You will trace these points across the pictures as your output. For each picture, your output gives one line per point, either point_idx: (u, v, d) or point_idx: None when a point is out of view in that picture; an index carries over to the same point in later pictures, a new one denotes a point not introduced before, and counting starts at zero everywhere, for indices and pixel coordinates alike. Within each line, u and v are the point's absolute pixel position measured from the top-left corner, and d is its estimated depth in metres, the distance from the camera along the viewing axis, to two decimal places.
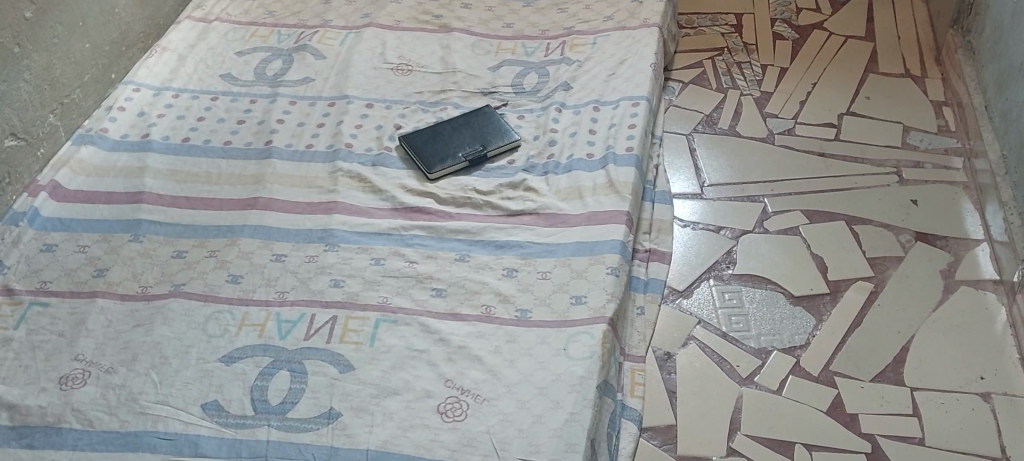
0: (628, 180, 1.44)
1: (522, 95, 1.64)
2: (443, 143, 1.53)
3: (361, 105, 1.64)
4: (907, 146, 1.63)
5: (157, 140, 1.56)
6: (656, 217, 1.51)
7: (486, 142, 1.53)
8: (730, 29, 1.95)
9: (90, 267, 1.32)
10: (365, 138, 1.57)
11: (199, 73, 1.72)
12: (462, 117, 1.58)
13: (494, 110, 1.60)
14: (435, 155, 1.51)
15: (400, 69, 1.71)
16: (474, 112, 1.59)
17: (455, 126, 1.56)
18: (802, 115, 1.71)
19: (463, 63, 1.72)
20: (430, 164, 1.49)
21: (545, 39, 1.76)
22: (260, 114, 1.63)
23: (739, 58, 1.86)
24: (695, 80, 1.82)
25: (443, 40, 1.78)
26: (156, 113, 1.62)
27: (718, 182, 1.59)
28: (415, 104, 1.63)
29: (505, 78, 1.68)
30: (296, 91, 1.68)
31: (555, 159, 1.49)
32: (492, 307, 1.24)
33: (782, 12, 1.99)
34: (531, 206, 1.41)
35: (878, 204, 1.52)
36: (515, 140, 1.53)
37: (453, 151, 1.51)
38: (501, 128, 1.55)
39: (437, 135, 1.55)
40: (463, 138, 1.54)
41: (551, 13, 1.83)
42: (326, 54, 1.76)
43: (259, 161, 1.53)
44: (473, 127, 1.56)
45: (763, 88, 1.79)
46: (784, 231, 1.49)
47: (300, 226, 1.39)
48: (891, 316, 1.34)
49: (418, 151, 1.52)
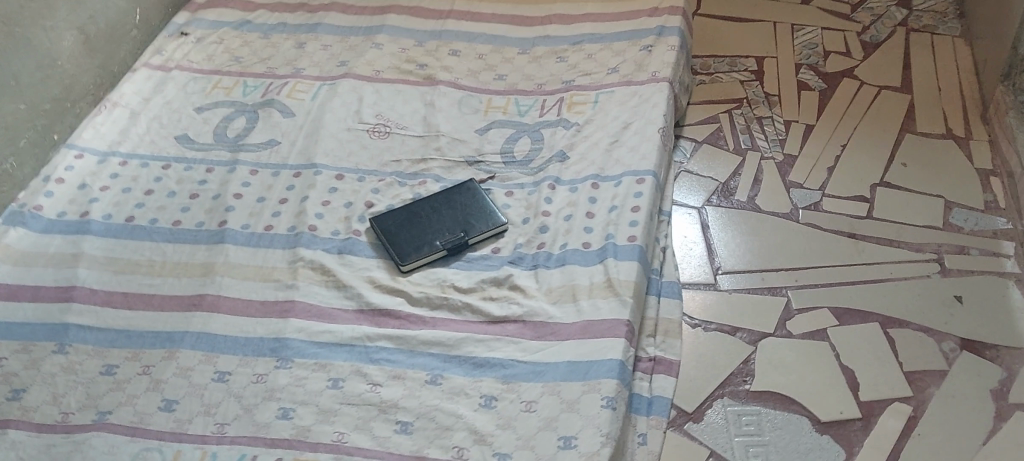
0: (630, 278, 1.24)
1: (512, 167, 1.45)
2: (419, 227, 1.35)
3: (329, 177, 1.45)
4: (950, 226, 1.43)
5: (97, 220, 1.39)
6: (663, 315, 1.31)
7: (467, 226, 1.34)
8: (750, 75, 1.74)
9: (5, 387, 1.16)
10: (330, 219, 1.38)
11: (151, 134, 1.54)
12: (439, 195, 1.40)
13: (478, 185, 1.41)
14: (410, 243, 1.32)
15: (376, 131, 1.52)
16: (454, 189, 1.41)
17: (432, 207, 1.38)
18: (831, 184, 1.51)
19: (447, 125, 1.53)
20: (404, 254, 1.31)
21: (542, 95, 1.57)
22: (215, 186, 1.45)
23: (760, 112, 1.66)
24: (711, 138, 1.62)
25: (427, 95, 1.58)
26: (99, 185, 1.44)
27: (734, 268, 1.39)
28: (390, 176, 1.44)
29: (493, 145, 1.49)
30: (258, 157, 1.49)
31: (546, 250, 1.30)
32: (466, 449, 1.06)
33: (809, 55, 1.78)
34: (517, 310, 1.22)
35: (918, 302, 1.32)
36: (500, 223, 1.34)
37: (430, 237, 1.33)
38: (485, 211, 1.37)
39: (412, 217, 1.36)
40: (442, 221, 1.35)
41: (549, 63, 1.63)
42: (296, 112, 1.58)
43: (210, 246, 1.35)
44: (452, 208, 1.38)
45: (786, 150, 1.58)
46: (810, 334, 1.29)
47: (249, 334, 1.21)
48: (934, 449, 1.14)
49: (391, 238, 1.33)
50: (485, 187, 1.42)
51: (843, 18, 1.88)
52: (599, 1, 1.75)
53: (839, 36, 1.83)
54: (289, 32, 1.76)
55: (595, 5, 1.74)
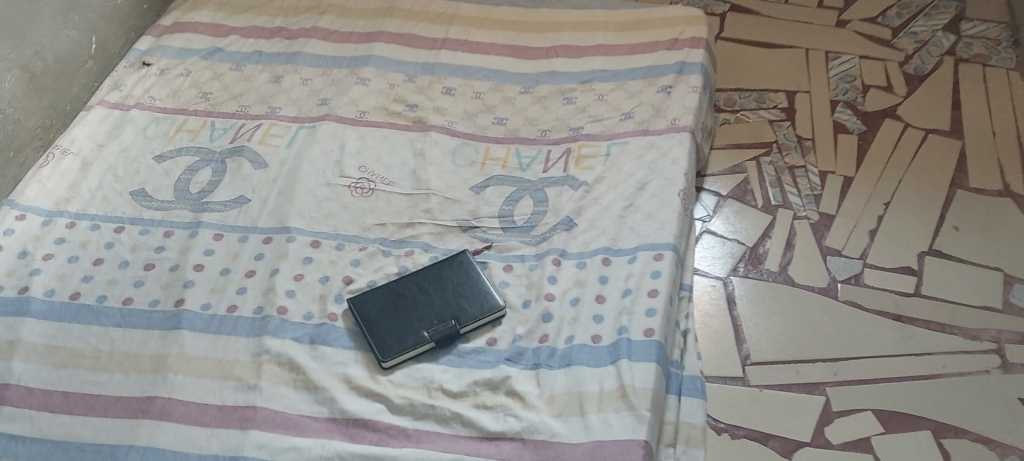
0: (646, 386, 1.06)
1: (511, 234, 1.26)
2: (404, 312, 1.17)
3: (303, 244, 1.27)
4: (1011, 307, 1.25)
5: (37, 297, 1.22)
6: (684, 417, 1.14)
7: (459, 312, 1.16)
8: (780, 114, 1.55)
9: None
10: (302, 298, 1.21)
11: (105, 189, 1.36)
12: (426, 269, 1.21)
13: (471, 257, 1.23)
14: (393, 333, 1.14)
15: (357, 187, 1.34)
16: (442, 262, 1.22)
17: (417, 284, 1.20)
18: (873, 253, 1.33)
19: (439, 180, 1.34)
20: (387, 348, 1.13)
21: (547, 143, 1.40)
22: (174, 256, 1.27)
23: (792, 161, 1.47)
24: (736, 192, 1.44)
25: (417, 143, 1.41)
26: (42, 253, 1.27)
27: (765, 358, 1.22)
28: (372, 244, 1.26)
29: (491, 205, 1.30)
30: (223, 219, 1.32)
31: (549, 344, 1.12)
32: None
33: (846, 90, 1.59)
34: (514, 425, 1.04)
35: (976, 404, 1.15)
36: (496, 308, 1.16)
37: (416, 325, 1.15)
38: (479, 290, 1.18)
39: (394, 299, 1.18)
40: (430, 304, 1.17)
41: (555, 105, 1.46)
42: (269, 161, 1.40)
43: (164, 332, 1.19)
44: (441, 287, 1.19)
45: (822, 207, 1.40)
46: (851, 444, 1.12)
47: (204, 450, 1.05)
48: None
49: (371, 326, 1.15)
50: (480, 259, 1.23)
51: (883, 44, 1.68)
52: (613, 30, 1.57)
53: (880, 66, 1.63)
54: (265, 63, 1.58)
55: (606, 34, 1.57)
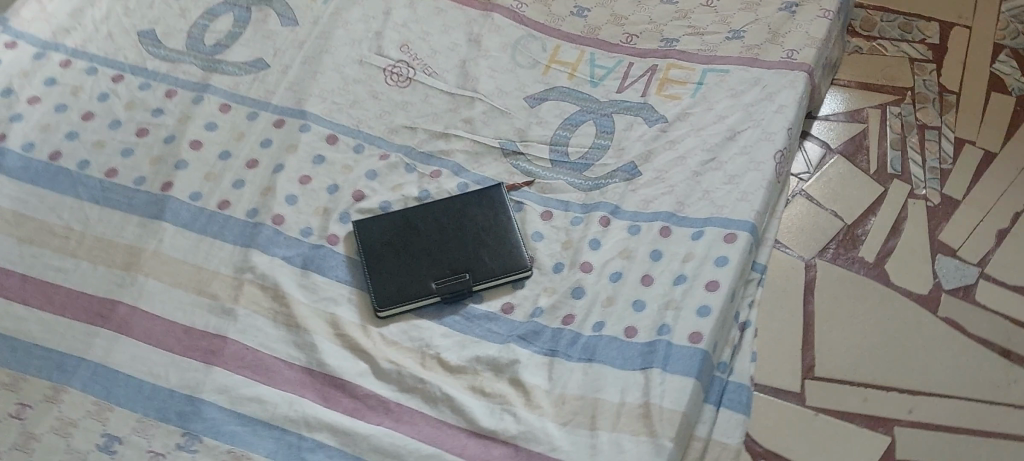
0: (676, 407, 0.87)
1: (560, 170, 1.05)
2: (413, 251, 0.99)
3: (317, 138, 1.09)
4: None
5: (13, 150, 1.07)
6: (716, 435, 0.96)
7: (477, 264, 0.98)
8: (926, 53, 1.26)
9: None
10: (304, 208, 1.04)
11: (111, 22, 1.18)
12: (449, 200, 1.02)
13: (506, 194, 1.03)
14: (396, 278, 0.97)
15: (394, 72, 1.14)
16: (470, 194, 1.03)
17: (436, 217, 1.01)
18: (997, 261, 1.08)
19: (490, 81, 1.12)
20: (385, 295, 0.96)
21: (629, 54, 1.15)
22: (173, 124, 1.10)
23: (924, 118, 1.20)
24: (847, 149, 1.19)
25: (475, 24, 1.18)
26: (27, 95, 1.11)
27: (829, 374, 1.02)
28: (395, 153, 1.07)
29: (544, 128, 1.09)
30: (235, 85, 1.13)
31: (572, 328, 0.94)
32: None
33: (1016, 32, 1.28)
34: (511, 426, 0.88)
35: None
36: (520, 269, 0.97)
37: (424, 272, 0.98)
38: (506, 241, 0.99)
39: (406, 233, 1.00)
40: (445, 247, 0.99)
41: (651, 1, 1.20)
42: (300, 19, 1.19)
43: (144, 221, 1.03)
44: (461, 226, 1.00)
45: (947, 188, 1.14)
46: None
47: (158, 381, 0.92)
48: None
49: (373, 263, 0.98)
50: (515, 198, 1.03)
51: None
52: None
53: None
54: None
55: None
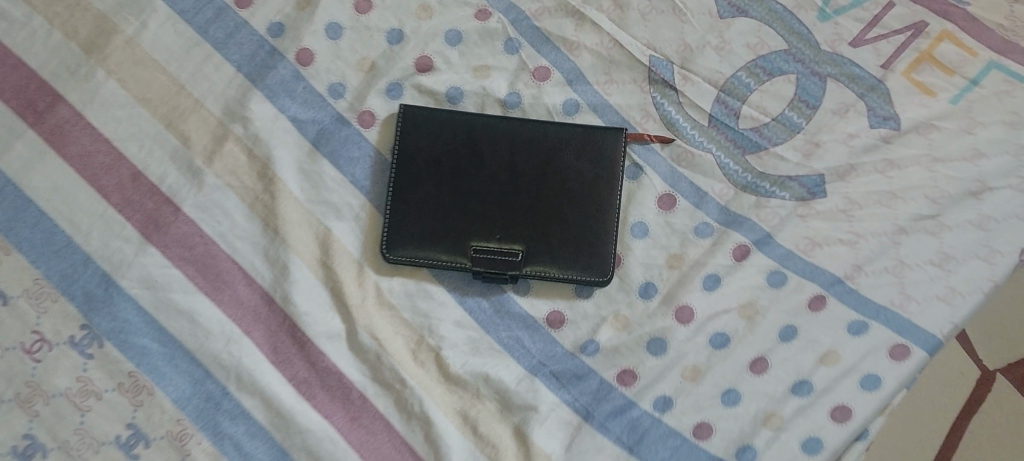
0: None
1: (715, 137, 0.70)
2: (461, 188, 0.68)
3: None
4: None
5: None
6: None
7: (540, 246, 0.68)
8: None
9: None
10: (347, 51, 0.70)
11: None
12: (540, 127, 0.68)
13: (623, 149, 0.69)
14: (424, 219, 0.68)
15: None
16: (574, 128, 0.69)
17: (512, 147, 0.68)
18: None
19: None
20: (399, 241, 0.67)
21: None
22: None
23: None
24: None
25: None
26: None
27: None
28: (499, 11, 0.72)
29: (721, 58, 0.71)
30: None
31: (624, 394, 0.67)
32: None
33: None
34: None
35: None
36: (592, 278, 0.67)
37: (464, 228, 0.68)
38: (594, 225, 0.68)
39: (462, 154, 0.68)
40: (506, 201, 0.68)
41: None
42: None
43: None
44: (541, 176, 0.68)
45: None
46: None
47: (76, 239, 0.66)
48: None
49: (400, 183, 0.68)
50: (636, 157, 0.70)
51: None
52: None
53: None
54: None
55: None
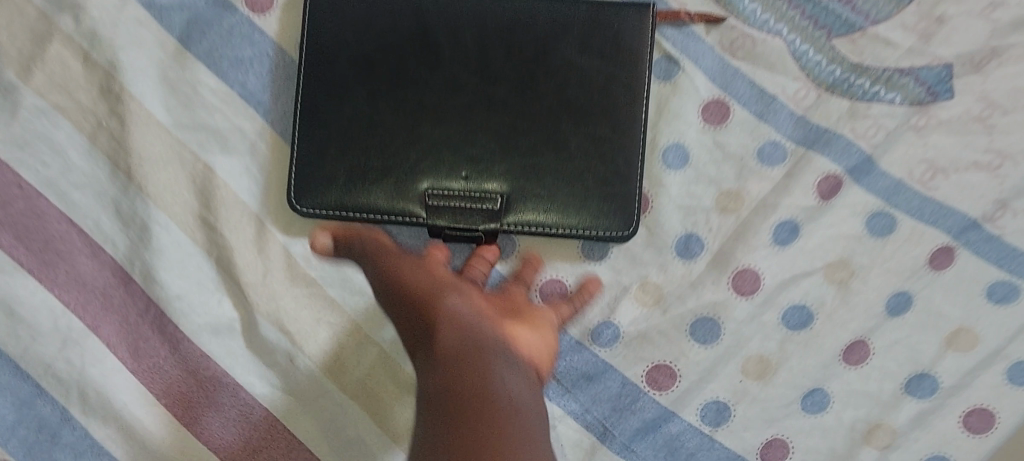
0: None
1: (785, 12, 0.46)
2: (407, 103, 0.44)
3: None
4: None
5: None
6: None
7: (528, 187, 0.45)
8: None
9: None
10: None
11: None
12: (526, 5, 0.45)
13: (651, 34, 0.45)
14: (352, 152, 0.44)
15: None
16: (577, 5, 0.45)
17: (485, 39, 0.45)
18: None
19: None
20: (314, 186, 0.44)
21: None
22: None
23: None
24: None
25: None
26: None
27: None
28: None
29: None
30: None
31: (658, 404, 0.46)
32: None
33: None
34: None
35: None
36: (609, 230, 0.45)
37: (413, 163, 0.45)
38: (607, 153, 0.45)
39: (408, 51, 0.44)
40: (475, 121, 0.45)
41: None
42: None
43: None
44: (529, 81, 0.44)
45: None
46: None
47: None
48: None
49: (313, 99, 0.44)
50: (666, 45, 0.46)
51: None
52: None
53: None
54: None
55: None
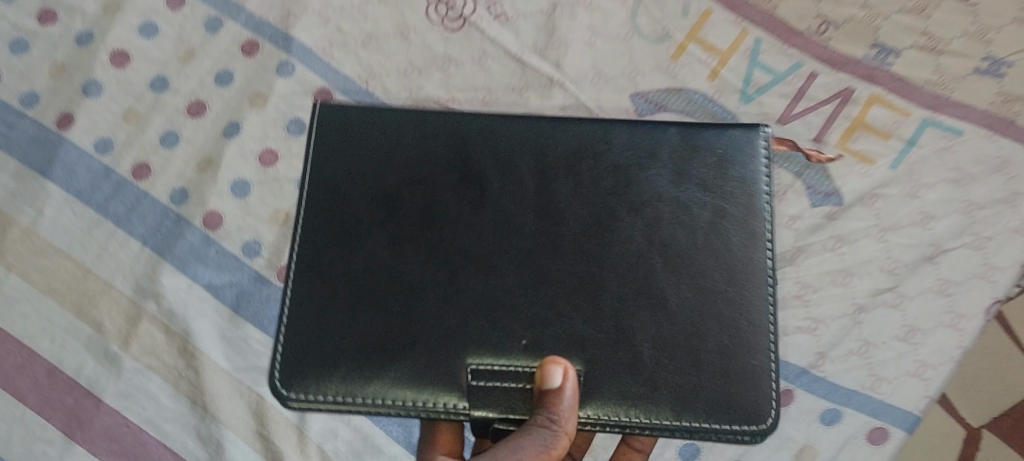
0: None
1: None
2: (465, 246, 0.57)
3: (302, 90, 0.72)
4: None
5: None
6: None
7: (621, 370, 0.55)
8: None
9: None
10: (256, 205, 0.68)
11: None
12: (603, 134, 0.60)
13: (753, 170, 0.60)
14: (394, 292, 0.56)
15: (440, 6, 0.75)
16: (666, 133, 0.60)
17: (554, 174, 0.59)
18: None
19: (584, 59, 0.73)
20: (324, 375, 0.55)
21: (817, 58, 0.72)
22: (94, 12, 0.73)
23: None
24: None
25: None
26: None
27: None
28: None
29: None
30: None
31: None
32: None
33: None
34: None
35: None
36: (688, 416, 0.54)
37: (454, 332, 0.55)
38: (718, 308, 0.56)
39: (466, 196, 0.58)
40: (535, 267, 0.56)
41: None
42: None
43: (24, 173, 0.68)
44: (598, 230, 0.57)
45: None
46: None
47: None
48: None
49: (348, 276, 0.56)
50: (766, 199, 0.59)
51: None
52: None
53: None
54: None
55: None
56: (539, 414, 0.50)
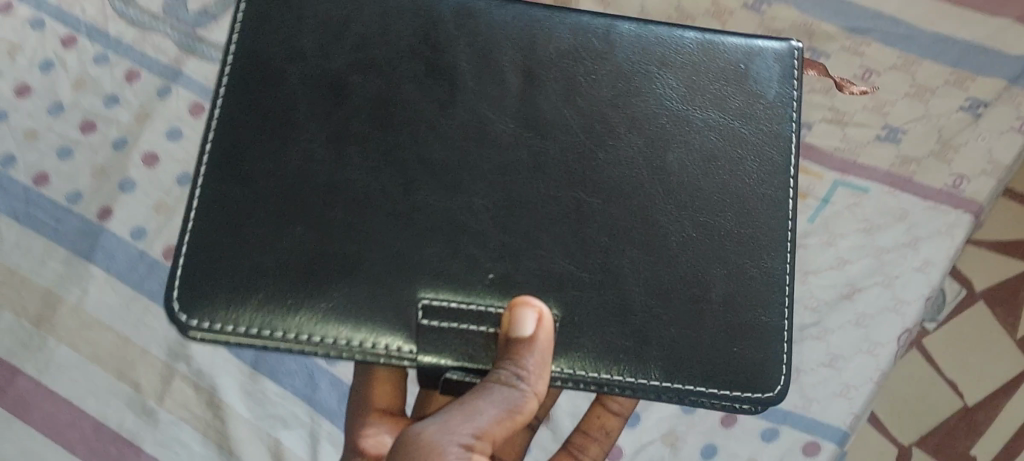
0: None
1: None
2: (419, 154, 0.59)
3: None
4: None
5: None
6: None
7: (606, 316, 0.58)
8: None
9: None
10: None
11: None
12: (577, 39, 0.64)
13: (754, 60, 0.65)
14: (323, 194, 0.58)
15: None
16: (622, 25, 0.65)
17: (525, 70, 0.63)
18: None
19: None
20: (234, 307, 0.56)
21: None
22: (127, 122, 0.84)
23: None
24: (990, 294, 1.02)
25: None
26: None
27: None
28: None
29: None
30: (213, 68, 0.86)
31: None
32: None
33: None
34: None
35: None
36: (653, 377, 0.58)
37: (382, 293, 0.57)
38: (732, 200, 0.62)
39: (428, 108, 0.61)
40: (507, 178, 0.60)
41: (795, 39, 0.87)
42: None
43: (68, 258, 0.78)
44: (585, 149, 0.61)
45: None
46: None
47: None
48: None
49: (280, 225, 0.57)
50: (791, 125, 0.64)
51: None
52: None
53: None
54: None
55: None
56: (506, 368, 0.54)
